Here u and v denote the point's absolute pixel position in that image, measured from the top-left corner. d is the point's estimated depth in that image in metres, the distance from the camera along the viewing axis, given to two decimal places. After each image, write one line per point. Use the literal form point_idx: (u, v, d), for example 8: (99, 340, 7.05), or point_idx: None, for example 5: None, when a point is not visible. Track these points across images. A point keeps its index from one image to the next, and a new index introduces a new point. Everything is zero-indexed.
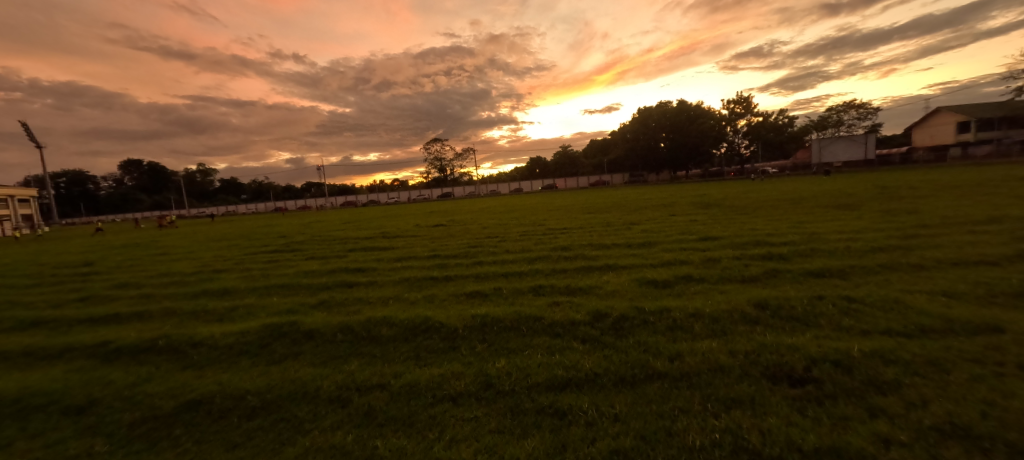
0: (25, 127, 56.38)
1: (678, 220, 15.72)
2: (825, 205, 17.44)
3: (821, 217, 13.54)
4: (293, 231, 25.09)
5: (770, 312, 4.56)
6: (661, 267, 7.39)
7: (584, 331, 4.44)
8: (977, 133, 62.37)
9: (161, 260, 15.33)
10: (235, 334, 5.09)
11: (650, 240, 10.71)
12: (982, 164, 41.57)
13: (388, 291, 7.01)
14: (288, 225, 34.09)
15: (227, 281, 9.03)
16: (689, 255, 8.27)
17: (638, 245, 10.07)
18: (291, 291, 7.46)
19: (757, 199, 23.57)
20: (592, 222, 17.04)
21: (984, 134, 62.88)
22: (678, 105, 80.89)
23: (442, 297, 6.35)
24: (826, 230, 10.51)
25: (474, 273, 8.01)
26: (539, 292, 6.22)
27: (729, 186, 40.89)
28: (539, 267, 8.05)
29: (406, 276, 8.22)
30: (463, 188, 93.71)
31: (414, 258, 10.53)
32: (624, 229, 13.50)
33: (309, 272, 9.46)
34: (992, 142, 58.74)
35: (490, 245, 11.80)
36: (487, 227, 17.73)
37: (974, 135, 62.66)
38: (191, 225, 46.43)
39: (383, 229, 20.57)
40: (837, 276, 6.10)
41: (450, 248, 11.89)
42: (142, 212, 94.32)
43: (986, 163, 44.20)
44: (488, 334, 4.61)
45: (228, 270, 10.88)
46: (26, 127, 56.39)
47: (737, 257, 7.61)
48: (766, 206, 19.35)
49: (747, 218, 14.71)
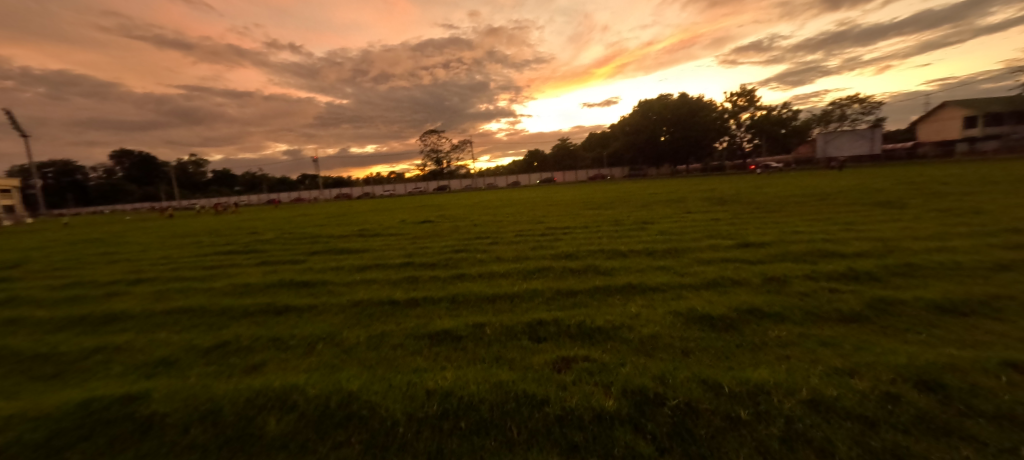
0: (7, 115, 54.00)
1: (698, 219, 13.64)
2: (861, 203, 15.39)
3: (869, 217, 11.49)
4: (270, 227, 22.99)
5: (964, 408, 2.48)
6: (708, 291, 5.32)
7: (625, 444, 2.35)
8: (985, 128, 60.65)
9: (98, 262, 13.15)
10: (22, 427, 2.98)
11: (676, 246, 8.64)
12: (992, 160, 40.26)
13: (323, 325, 4.92)
14: (268, 218, 31.82)
15: (131, 299, 6.91)
16: (739, 270, 6.20)
17: (661, 252, 8.03)
18: (192, 321, 5.33)
19: (776, 195, 21.46)
20: (598, 220, 15.00)
21: (992, 129, 60.95)
22: (680, 98, 78.69)
23: (393, 341, 4.27)
24: (894, 234, 8.46)
25: (450, 294, 5.92)
26: (538, 337, 4.15)
27: (736, 181, 38.86)
28: (538, 286, 5.97)
29: (359, 296, 6.10)
30: (459, 181, 91.27)
31: (381, 267, 8.43)
32: (638, 231, 11.43)
33: (242, 287, 7.33)
34: (1002, 136, 56.79)
35: (479, 250, 9.76)
36: (478, 226, 15.63)
37: (981, 130, 60.83)
38: (169, 218, 44.11)
39: (364, 226, 18.43)
40: (988, 316, 4.04)
41: (429, 254, 9.79)
42: (128, 204, 91.76)
43: (997, 158, 42.52)
44: (447, 441, 2.54)
45: (152, 280, 8.75)
46: (7, 115, 53.92)
47: (811, 277, 5.53)
48: (792, 203, 17.32)
49: (780, 217, 12.61)
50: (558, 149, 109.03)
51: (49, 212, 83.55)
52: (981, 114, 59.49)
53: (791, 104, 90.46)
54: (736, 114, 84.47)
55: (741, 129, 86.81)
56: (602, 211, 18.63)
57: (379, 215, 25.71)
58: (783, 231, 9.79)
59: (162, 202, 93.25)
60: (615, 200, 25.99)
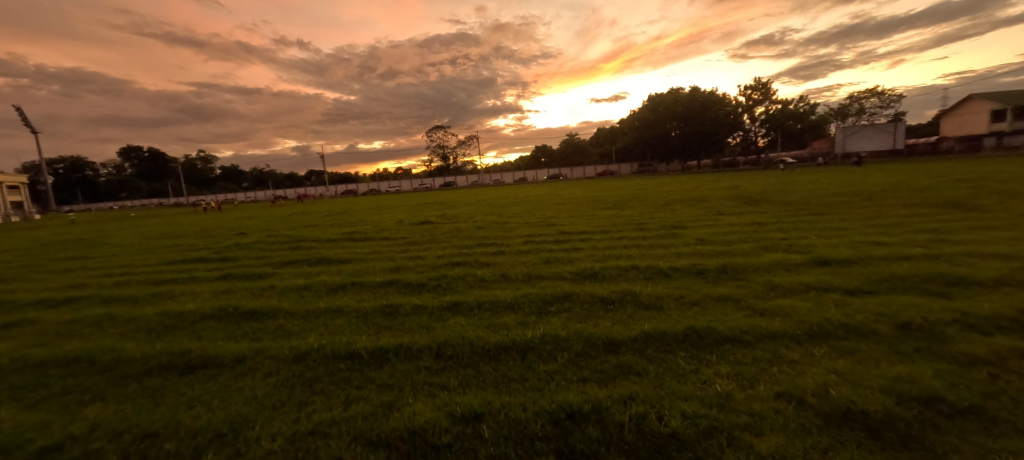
0: (17, 111, 54.02)
1: (736, 223, 11.76)
2: (919, 204, 13.40)
3: (950, 223, 9.51)
4: (260, 227, 21.57)
5: None
6: (823, 351, 3.51)
7: None
8: (1015, 121, 57.15)
9: (51, 270, 11.61)
10: None
11: (730, 261, 6.84)
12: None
13: (236, 403, 3.20)
14: (265, 217, 30.51)
15: (20, 337, 5.21)
16: (844, 308, 4.40)
17: (716, 273, 6.19)
18: (55, 388, 3.64)
19: (812, 193, 19.39)
20: (618, 223, 13.22)
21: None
22: (691, 92, 75.92)
23: (325, 451, 2.52)
24: (1013, 250, 6.55)
25: (436, 341, 4.19)
26: (573, 454, 2.39)
27: (755, 178, 36.56)
28: (562, 331, 4.20)
29: (310, 341, 4.39)
30: (464, 176, 89.89)
31: (358, 289, 6.74)
32: (669, 238, 9.64)
33: (171, 317, 5.64)
34: None
35: (480, 263, 8.09)
36: (481, 228, 13.93)
37: (1011, 124, 57.35)
38: (167, 215, 43.24)
39: (358, 228, 16.85)
40: None
41: (421, 268, 8.11)
42: (134, 201, 91.86)
43: None
44: None
45: (80, 302, 7.13)
46: (18, 111, 53.99)
47: (974, 330, 3.69)
48: (833, 203, 15.41)
49: (835, 222, 10.71)
50: (565, 145, 106.78)
51: (57, 208, 83.86)
52: (1010, 107, 56.21)
53: (806, 98, 87.14)
54: (749, 108, 81.63)
55: (754, 124, 83.87)
56: (618, 212, 16.82)
57: (378, 214, 24.22)
58: (855, 242, 7.90)
59: (170, 198, 93.40)
60: (629, 199, 24.15)
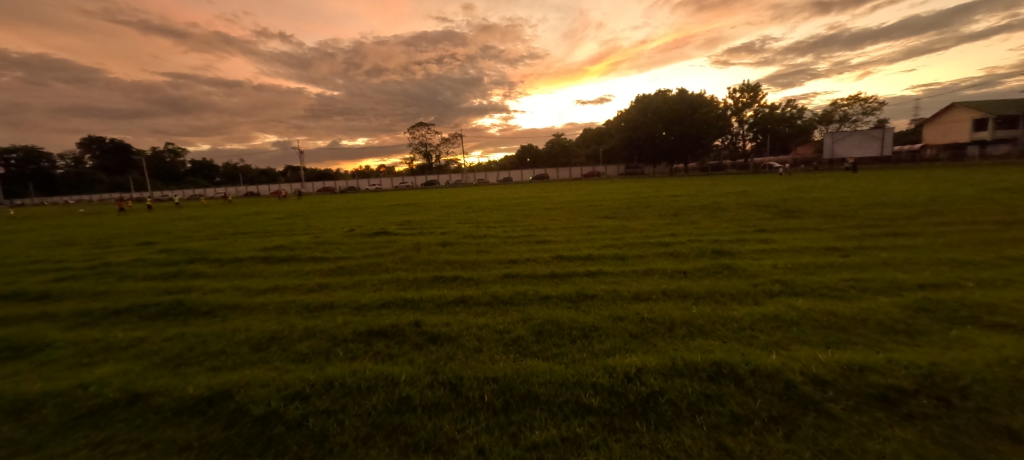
0: None
1: (799, 246, 8.40)
2: (1015, 221, 10.21)
3: None
4: (177, 234, 17.33)
5: None
6: None
7: None
8: (996, 131, 55.56)
9: None
10: None
11: (918, 356, 3.33)
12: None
13: None
14: (203, 218, 25.97)
15: None
16: None
17: (939, 409, 2.66)
18: None
19: (846, 203, 16.26)
20: (631, 242, 9.74)
21: (1005, 133, 56.29)
22: (680, 94, 73.83)
23: None
24: None
25: None
26: None
27: (755, 183, 33.42)
28: None
29: None
30: (446, 175, 85.45)
31: (115, 428, 2.96)
32: (729, 279, 6.16)
33: None
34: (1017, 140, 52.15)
35: (417, 337, 4.37)
36: (447, 246, 10.26)
37: (991, 134, 55.92)
38: (101, 212, 38.39)
39: (288, 240, 12.92)
40: None
41: (307, 343, 4.36)
42: (83, 196, 84.23)
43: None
44: None
45: None
46: None
47: None
48: (891, 216, 12.26)
49: (947, 250, 7.42)
50: (552, 145, 103.67)
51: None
52: (992, 116, 54.82)
53: (794, 102, 85.93)
54: (739, 111, 80.01)
55: (743, 127, 82.31)
56: (625, 224, 13.36)
57: (334, 219, 20.20)
58: None
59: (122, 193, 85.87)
60: (629, 206, 20.69)
